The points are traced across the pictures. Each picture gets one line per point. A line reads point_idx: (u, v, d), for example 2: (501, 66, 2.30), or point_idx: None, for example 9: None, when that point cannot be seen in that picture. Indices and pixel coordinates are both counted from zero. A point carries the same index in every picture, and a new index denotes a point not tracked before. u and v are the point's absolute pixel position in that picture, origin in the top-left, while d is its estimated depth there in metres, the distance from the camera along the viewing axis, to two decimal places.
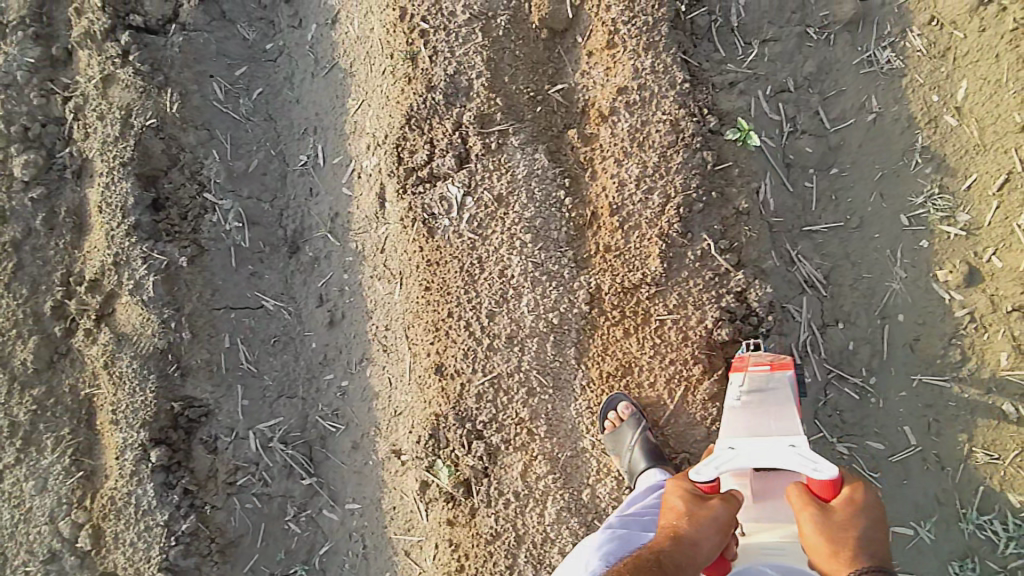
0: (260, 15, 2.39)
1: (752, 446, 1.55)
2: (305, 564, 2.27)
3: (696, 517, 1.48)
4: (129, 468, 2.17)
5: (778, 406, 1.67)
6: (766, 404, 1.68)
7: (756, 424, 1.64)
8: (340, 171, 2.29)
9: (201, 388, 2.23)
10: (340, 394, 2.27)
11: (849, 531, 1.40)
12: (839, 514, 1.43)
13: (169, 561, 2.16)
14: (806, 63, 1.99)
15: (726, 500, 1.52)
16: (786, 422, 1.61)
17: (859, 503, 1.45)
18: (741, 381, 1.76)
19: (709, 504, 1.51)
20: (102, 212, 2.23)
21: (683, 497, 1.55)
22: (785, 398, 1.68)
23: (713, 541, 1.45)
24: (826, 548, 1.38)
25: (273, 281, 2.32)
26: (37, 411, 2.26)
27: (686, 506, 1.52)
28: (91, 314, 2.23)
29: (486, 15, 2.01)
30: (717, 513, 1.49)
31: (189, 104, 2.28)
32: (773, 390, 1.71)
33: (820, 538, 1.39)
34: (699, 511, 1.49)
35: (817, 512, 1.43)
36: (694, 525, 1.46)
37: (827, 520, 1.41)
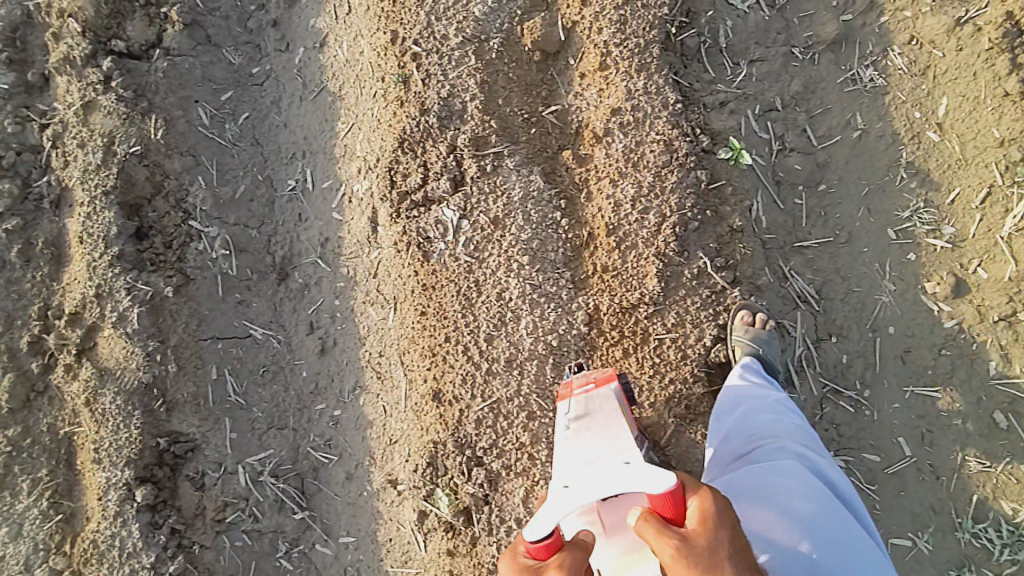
0: (246, 38, 2.37)
1: (588, 480, 1.29)
2: None
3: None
4: (113, 508, 2.08)
5: (604, 427, 1.60)
6: (592, 431, 1.59)
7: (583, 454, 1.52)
8: (330, 195, 2.26)
9: (187, 422, 2.15)
10: (332, 424, 2.21)
11: (721, 553, 1.19)
12: (702, 539, 1.19)
13: None
14: (793, 81, 2.03)
15: (560, 566, 1.22)
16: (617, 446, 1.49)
17: (713, 514, 1.22)
18: (568, 412, 1.69)
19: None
20: (84, 243, 2.17)
21: None
22: (607, 416, 1.63)
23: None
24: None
25: (261, 308, 2.27)
26: (12, 453, 2.16)
27: None
28: (72, 349, 2.15)
29: (478, 38, 2.02)
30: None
31: (174, 130, 2.25)
32: (599, 409, 1.67)
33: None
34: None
35: (680, 546, 1.19)
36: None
37: (692, 550, 1.18)
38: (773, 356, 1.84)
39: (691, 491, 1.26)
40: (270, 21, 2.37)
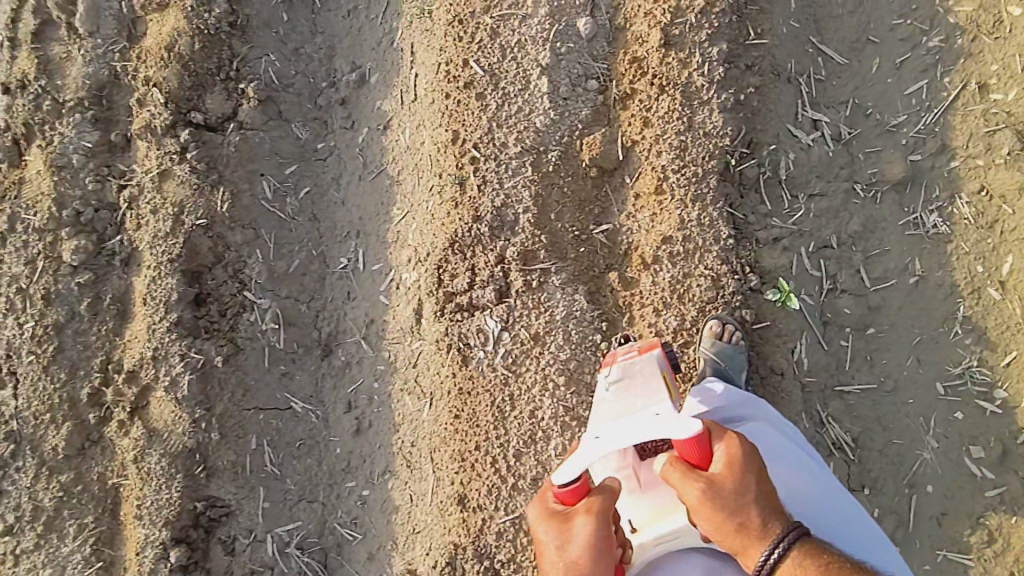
0: (315, 114, 2.41)
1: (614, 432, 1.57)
2: None
3: (564, 547, 1.49)
4: (148, 565, 2.20)
5: (642, 384, 1.71)
6: (632, 387, 1.72)
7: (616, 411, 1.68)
8: (379, 278, 2.32)
9: (225, 489, 2.25)
10: (360, 503, 2.28)
11: (743, 492, 1.44)
12: (727, 478, 1.46)
13: None
14: (852, 219, 1.97)
15: (588, 509, 1.51)
16: (651, 400, 1.65)
17: (737, 459, 1.48)
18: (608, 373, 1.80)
19: (569, 525, 1.50)
20: (147, 306, 2.31)
21: (555, 529, 1.52)
22: (647, 375, 1.73)
23: (592, 559, 1.47)
24: (727, 520, 1.42)
25: (303, 382, 2.35)
26: (63, 497, 2.33)
27: (565, 548, 1.49)
28: (126, 405, 2.31)
29: (537, 149, 2.03)
30: (577, 531, 1.49)
31: (239, 204, 2.33)
32: (638, 372, 1.76)
33: (724, 513, 1.42)
34: (563, 539, 1.49)
35: (705, 485, 1.45)
36: (568, 557, 1.48)
37: (715, 489, 1.44)
38: (736, 368, 1.85)
39: (717, 439, 1.53)
40: (338, 99, 2.40)
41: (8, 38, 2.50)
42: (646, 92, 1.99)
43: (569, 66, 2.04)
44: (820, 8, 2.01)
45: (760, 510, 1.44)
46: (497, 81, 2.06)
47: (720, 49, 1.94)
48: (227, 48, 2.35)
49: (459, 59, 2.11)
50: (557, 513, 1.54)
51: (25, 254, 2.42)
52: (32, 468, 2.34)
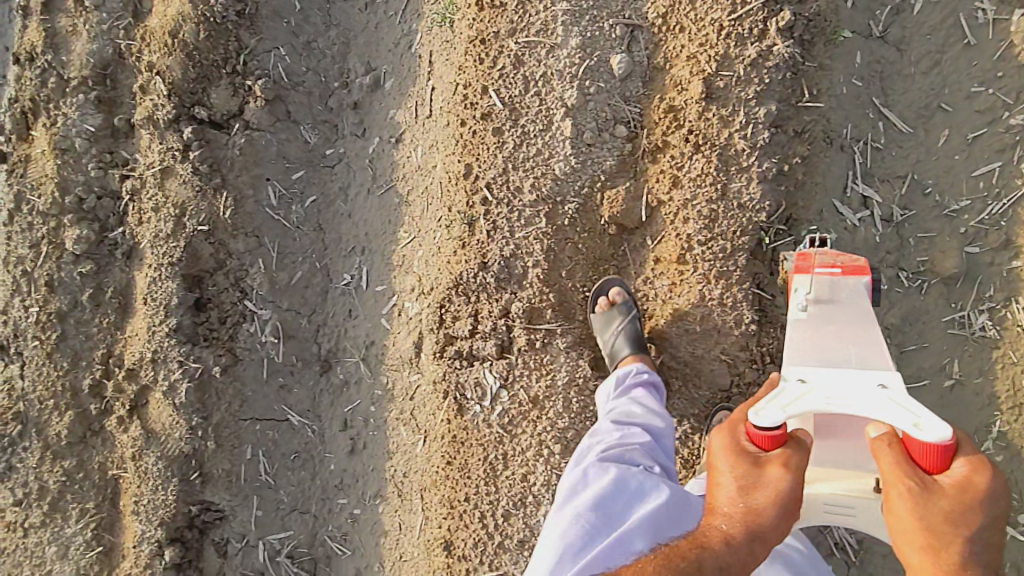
0: (325, 117, 2.26)
1: (828, 380, 1.37)
2: None
3: (747, 492, 1.32)
4: (144, 559, 2.29)
5: (851, 319, 1.53)
6: (838, 318, 1.54)
7: (819, 344, 1.49)
8: (381, 301, 2.23)
9: (219, 495, 2.31)
10: (350, 520, 2.32)
11: (966, 532, 1.16)
12: (947, 497, 1.17)
13: None
14: (892, 311, 1.81)
15: (785, 463, 1.30)
16: (868, 347, 1.47)
17: (976, 488, 1.17)
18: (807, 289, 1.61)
19: (762, 473, 1.31)
20: (148, 308, 2.27)
21: (747, 470, 1.33)
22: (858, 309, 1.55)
23: (773, 515, 1.30)
24: (924, 543, 1.17)
25: (301, 396, 2.34)
26: (66, 481, 2.41)
27: (756, 499, 1.31)
28: (125, 402, 2.33)
29: (553, 199, 1.87)
30: (770, 481, 1.30)
31: (242, 210, 2.23)
32: (844, 301, 1.59)
33: (918, 527, 1.18)
34: (749, 486, 1.31)
35: (916, 489, 1.19)
36: (750, 504, 1.31)
37: (932, 507, 1.17)
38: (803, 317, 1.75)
39: (963, 455, 1.21)
40: (350, 102, 2.24)
41: (20, 6, 2.37)
42: (678, 149, 1.79)
43: (598, 109, 1.84)
44: (889, 65, 1.76)
45: (976, 562, 1.16)
46: (517, 116, 1.87)
47: (767, 110, 1.71)
48: (234, 40, 2.17)
49: (478, 84, 1.91)
50: (748, 451, 1.34)
51: (30, 237, 2.37)
52: (38, 450, 2.42)
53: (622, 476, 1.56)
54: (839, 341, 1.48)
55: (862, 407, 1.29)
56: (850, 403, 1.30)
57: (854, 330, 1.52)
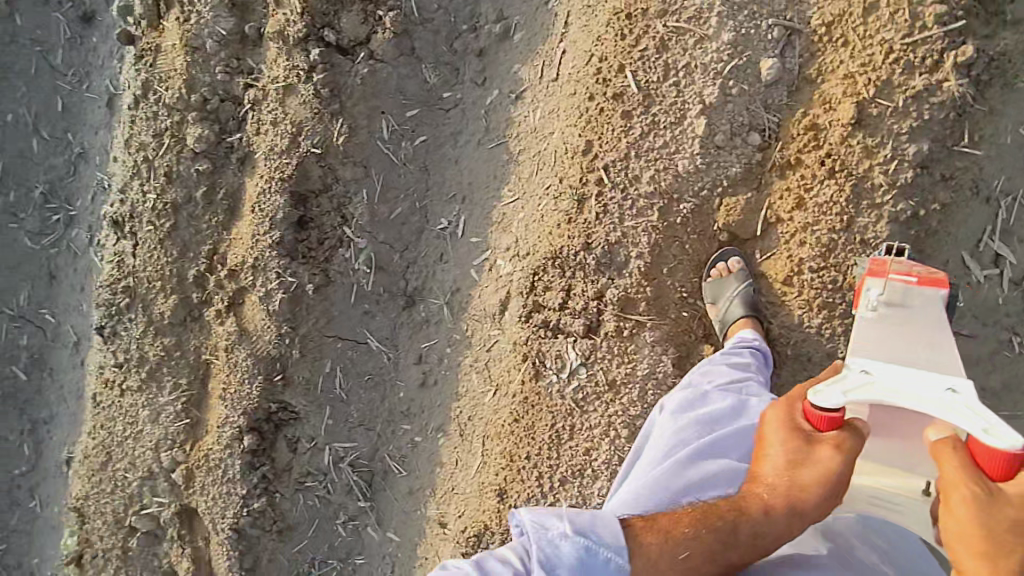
0: (448, 59, 2.25)
1: (894, 372, 1.35)
2: (341, 560, 2.63)
3: (796, 466, 1.45)
4: (226, 439, 2.52)
5: (925, 325, 1.50)
6: (910, 322, 1.51)
7: (887, 341, 1.46)
8: (474, 252, 2.30)
9: (297, 399, 2.50)
10: (410, 445, 2.50)
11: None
12: (1011, 506, 1.15)
13: (239, 525, 2.56)
14: (994, 374, 1.82)
15: (836, 445, 1.39)
16: (939, 352, 1.43)
17: None
18: (879, 291, 1.59)
19: (812, 451, 1.42)
20: (254, 217, 2.37)
21: (801, 451, 1.44)
22: (933, 314, 1.52)
23: (819, 488, 1.42)
24: (981, 549, 1.16)
25: (382, 324, 2.46)
26: (165, 356, 2.63)
27: (807, 478, 1.44)
28: (225, 298, 2.49)
29: (670, 196, 1.87)
30: (820, 460, 1.41)
31: (355, 139, 2.27)
32: (917, 307, 1.56)
33: (978, 533, 1.16)
34: (798, 461, 1.43)
35: (980, 492, 1.17)
36: (798, 479, 1.45)
37: (993, 511, 1.16)
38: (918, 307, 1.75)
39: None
40: (476, 49, 2.23)
41: None
42: (808, 170, 1.78)
43: (734, 112, 1.81)
44: None
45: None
46: (650, 104, 1.84)
47: (918, 149, 1.69)
48: None
49: (614, 61, 1.85)
50: (800, 430, 1.45)
51: (156, 126, 2.48)
52: (143, 323, 2.64)
53: (738, 405, 1.74)
54: (909, 342, 1.45)
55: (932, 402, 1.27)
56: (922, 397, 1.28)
57: (928, 335, 1.48)
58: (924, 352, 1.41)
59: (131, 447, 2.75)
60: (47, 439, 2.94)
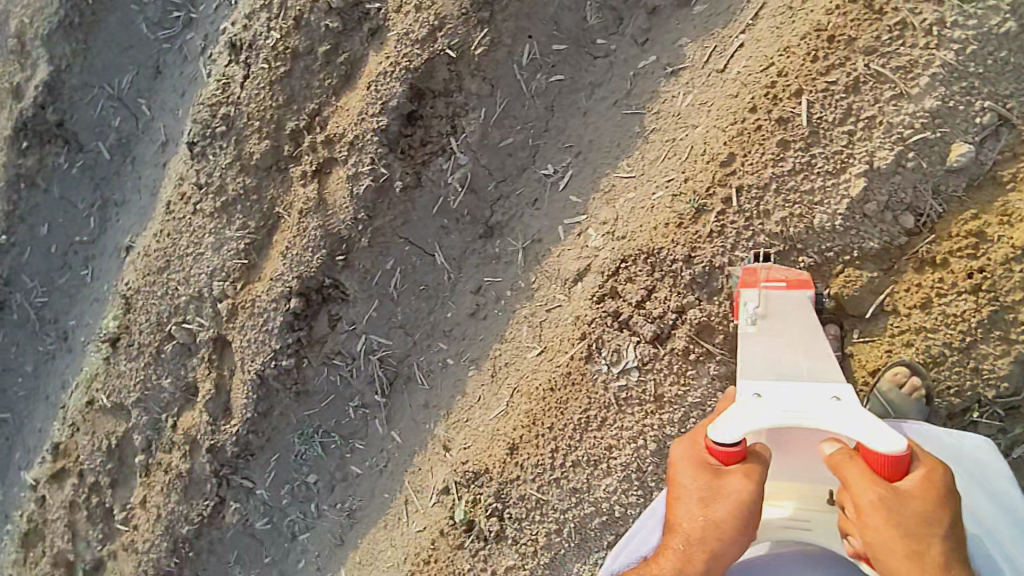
0: (615, 5, 2.07)
1: (779, 394, 1.54)
2: (342, 436, 2.70)
3: (707, 502, 1.48)
4: (278, 292, 2.52)
5: (797, 331, 1.70)
6: (783, 329, 1.71)
7: (769, 359, 1.67)
8: (570, 211, 2.22)
9: (351, 284, 2.49)
10: (441, 364, 2.52)
11: (934, 527, 1.35)
12: (912, 499, 1.35)
13: (261, 372, 2.58)
14: None
15: (744, 474, 1.47)
16: (814, 359, 1.64)
17: (931, 486, 1.37)
18: (755, 304, 1.76)
19: (722, 483, 1.48)
20: (367, 94, 2.27)
21: (712, 497, 1.47)
22: (802, 323, 1.71)
23: (734, 523, 1.45)
24: (905, 547, 1.33)
25: (454, 243, 2.42)
26: (241, 194, 2.61)
27: (719, 517, 1.46)
28: (314, 162, 2.45)
29: (793, 243, 1.81)
30: (731, 492, 1.46)
31: (493, 54, 2.15)
32: (785, 310, 1.74)
33: (897, 531, 1.33)
34: (710, 495, 1.47)
35: (885, 494, 1.35)
36: (711, 517, 1.46)
37: (903, 509, 1.34)
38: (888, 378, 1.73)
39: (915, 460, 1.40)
40: (649, 6, 2.04)
41: None
42: (952, 276, 1.71)
43: (898, 186, 1.73)
44: None
45: (942, 548, 1.35)
46: (813, 143, 1.75)
47: None
48: None
49: (792, 84, 1.77)
50: (707, 464, 1.51)
51: None
52: (231, 155, 2.61)
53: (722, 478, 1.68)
54: (786, 355, 1.66)
55: (824, 419, 1.45)
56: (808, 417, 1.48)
57: (799, 342, 1.68)
58: (802, 366, 1.62)
59: (189, 265, 2.73)
60: (114, 220, 3.02)
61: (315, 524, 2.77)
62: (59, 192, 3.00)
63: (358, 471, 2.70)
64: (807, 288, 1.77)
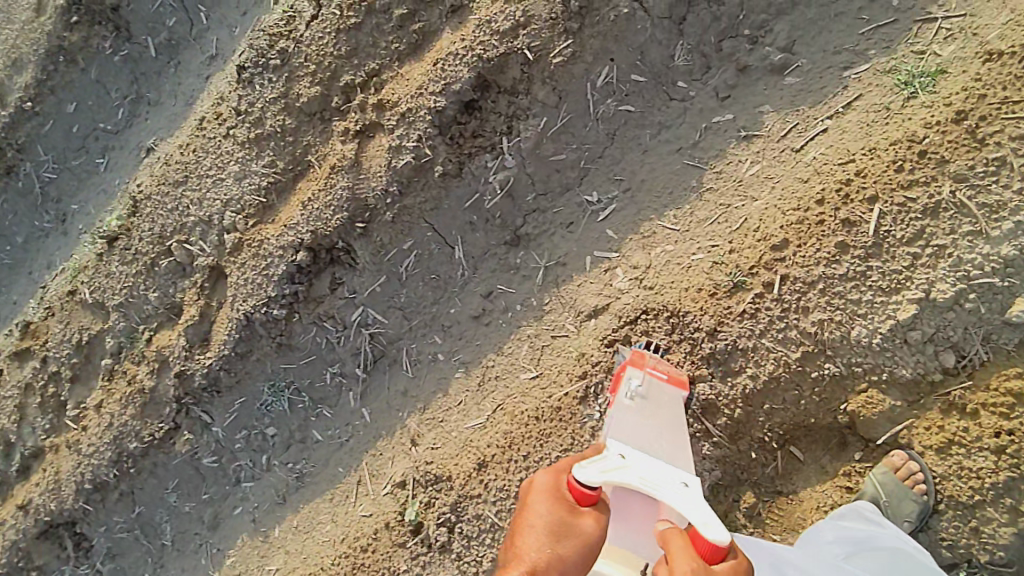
0: (706, 53, 2.00)
1: (640, 463, 1.64)
2: (313, 399, 2.61)
3: (557, 537, 1.47)
4: (286, 241, 2.41)
5: (666, 423, 1.80)
6: (654, 415, 1.81)
7: (638, 435, 1.75)
8: (602, 245, 2.14)
9: (363, 254, 2.41)
10: (430, 357, 2.46)
11: None
12: None
13: (250, 312, 2.47)
14: None
15: (596, 519, 1.51)
16: (673, 451, 1.75)
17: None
18: (637, 382, 1.82)
19: (576, 521, 1.49)
20: (432, 69, 2.18)
21: (563, 533, 1.47)
22: (673, 418, 1.81)
23: (576, 562, 1.45)
24: None
25: (477, 243, 2.35)
26: (278, 132, 2.49)
27: (562, 553, 1.45)
28: (360, 122, 2.36)
29: (823, 348, 1.75)
30: (581, 531, 1.48)
31: (570, 68, 2.08)
32: (662, 400, 1.82)
33: None
34: (562, 529, 1.47)
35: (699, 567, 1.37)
36: (557, 548, 1.45)
37: None
38: (894, 512, 1.68)
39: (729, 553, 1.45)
40: (741, 63, 1.96)
41: None
42: (978, 429, 1.66)
43: (948, 322, 1.67)
44: None
45: None
46: (873, 258, 1.69)
47: None
48: None
49: (868, 188, 1.71)
50: (565, 500, 1.54)
51: None
52: (278, 91, 2.47)
53: None
54: (652, 437, 1.75)
55: (672, 498, 1.54)
56: (657, 487, 1.58)
57: (665, 433, 1.79)
58: (661, 453, 1.73)
59: (207, 188, 2.58)
60: (142, 118, 2.93)
61: (262, 476, 2.66)
62: (96, 75, 2.91)
63: (318, 438, 2.61)
64: (682, 389, 1.82)
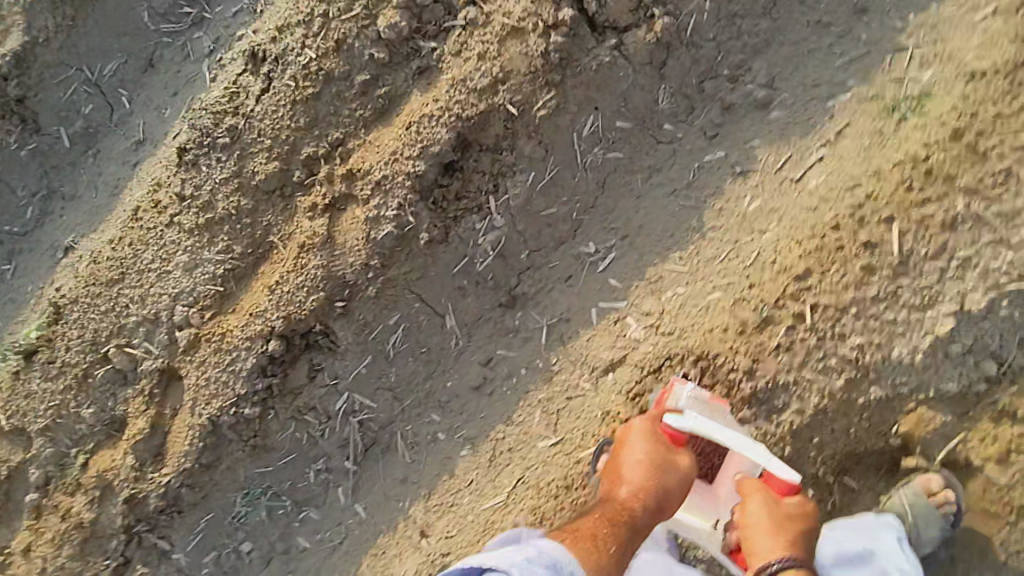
0: (688, 95, 2.04)
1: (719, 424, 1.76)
2: (293, 504, 2.31)
3: (661, 469, 1.77)
4: (252, 331, 2.16)
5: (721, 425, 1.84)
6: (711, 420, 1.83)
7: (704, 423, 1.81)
8: (608, 294, 2.10)
9: (345, 334, 2.20)
10: (430, 439, 2.26)
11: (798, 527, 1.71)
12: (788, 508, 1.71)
13: (216, 418, 2.18)
14: None
15: (690, 458, 1.82)
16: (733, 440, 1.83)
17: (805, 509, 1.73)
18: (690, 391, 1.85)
19: (673, 457, 1.79)
20: (404, 133, 2.09)
21: (666, 467, 1.77)
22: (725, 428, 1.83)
23: (676, 487, 1.77)
24: (773, 529, 1.68)
25: (470, 308, 2.21)
26: (231, 215, 2.24)
27: (666, 482, 1.76)
28: (326, 196, 2.17)
29: (865, 371, 1.79)
30: (679, 465, 1.79)
31: (553, 120, 2.04)
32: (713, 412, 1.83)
33: (772, 517, 1.69)
34: (666, 463, 1.78)
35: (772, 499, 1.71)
36: (662, 479, 1.76)
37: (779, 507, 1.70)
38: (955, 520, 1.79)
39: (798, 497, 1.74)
40: (724, 101, 2.02)
41: None
42: None
43: (985, 331, 1.73)
44: None
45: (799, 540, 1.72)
46: (900, 276, 1.76)
47: None
48: None
49: (877, 212, 1.78)
50: (662, 441, 1.82)
51: None
52: (228, 171, 2.24)
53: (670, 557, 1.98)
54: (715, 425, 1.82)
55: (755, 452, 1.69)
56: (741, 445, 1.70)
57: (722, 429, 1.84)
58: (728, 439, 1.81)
59: (149, 282, 2.26)
60: (55, 215, 2.59)
61: None
62: None
63: (304, 546, 2.31)
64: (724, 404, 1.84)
